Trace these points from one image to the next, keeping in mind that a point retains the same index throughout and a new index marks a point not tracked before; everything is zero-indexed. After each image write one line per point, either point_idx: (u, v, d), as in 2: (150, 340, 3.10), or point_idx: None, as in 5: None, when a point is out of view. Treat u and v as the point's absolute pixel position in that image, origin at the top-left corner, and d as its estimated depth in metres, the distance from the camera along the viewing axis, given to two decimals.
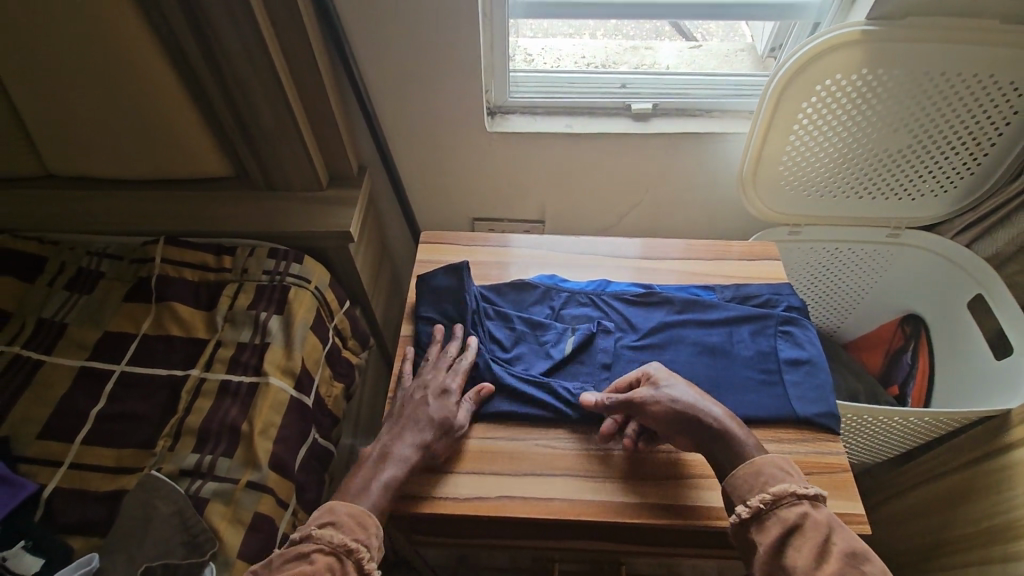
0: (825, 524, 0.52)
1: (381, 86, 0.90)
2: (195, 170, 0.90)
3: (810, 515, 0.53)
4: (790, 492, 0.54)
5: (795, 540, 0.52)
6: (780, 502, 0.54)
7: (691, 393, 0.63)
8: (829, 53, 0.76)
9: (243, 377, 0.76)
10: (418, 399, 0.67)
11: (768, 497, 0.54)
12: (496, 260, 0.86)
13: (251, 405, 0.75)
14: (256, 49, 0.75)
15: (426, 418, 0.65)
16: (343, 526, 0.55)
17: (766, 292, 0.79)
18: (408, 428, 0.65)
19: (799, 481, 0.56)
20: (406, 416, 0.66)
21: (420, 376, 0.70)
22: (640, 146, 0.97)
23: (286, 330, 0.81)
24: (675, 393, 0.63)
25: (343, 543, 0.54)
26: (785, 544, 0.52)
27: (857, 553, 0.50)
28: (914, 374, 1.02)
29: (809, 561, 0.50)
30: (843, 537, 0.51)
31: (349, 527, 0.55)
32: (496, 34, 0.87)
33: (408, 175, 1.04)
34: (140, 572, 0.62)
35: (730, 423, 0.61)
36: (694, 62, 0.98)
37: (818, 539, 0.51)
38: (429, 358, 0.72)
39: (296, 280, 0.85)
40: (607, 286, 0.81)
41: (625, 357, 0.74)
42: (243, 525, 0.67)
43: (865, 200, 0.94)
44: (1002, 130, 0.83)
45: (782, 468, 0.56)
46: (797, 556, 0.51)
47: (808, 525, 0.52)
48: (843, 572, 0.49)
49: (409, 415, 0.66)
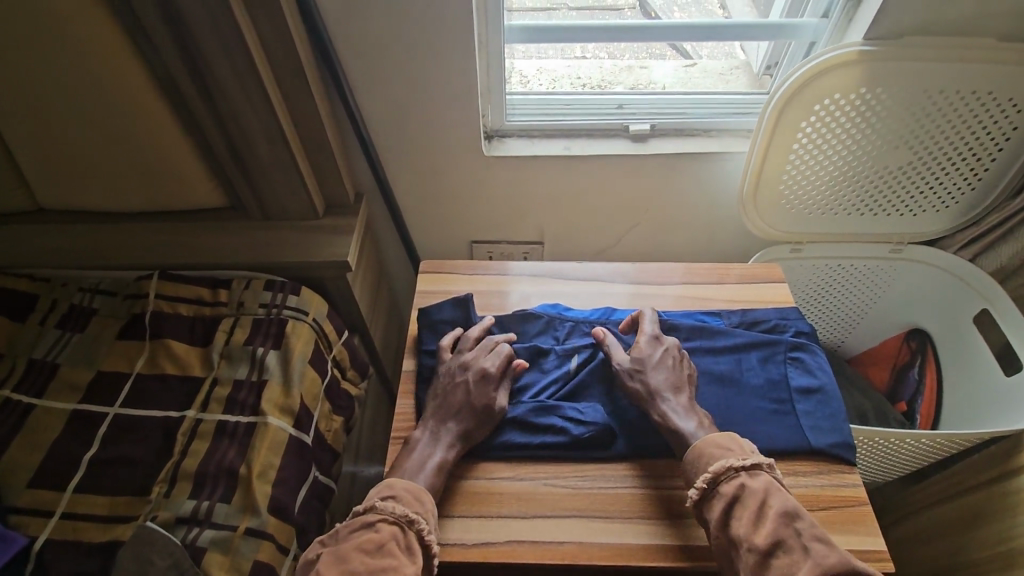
0: (761, 488, 0.55)
1: (376, 113, 0.89)
2: (189, 201, 0.89)
3: (747, 484, 0.55)
4: (727, 467, 0.57)
5: (736, 512, 0.55)
6: (720, 478, 0.57)
7: (668, 377, 0.68)
8: (828, 74, 0.76)
9: (241, 417, 0.75)
10: (460, 383, 0.70)
11: (708, 476, 0.57)
12: (497, 288, 0.85)
13: (249, 446, 0.73)
14: (251, 82, 0.74)
15: (467, 406, 0.68)
16: (402, 499, 0.59)
17: (773, 317, 0.78)
18: (451, 417, 0.68)
19: (739, 454, 0.59)
20: (449, 399, 0.69)
21: (460, 355, 0.72)
22: (639, 167, 0.96)
23: (284, 366, 0.79)
24: (647, 379, 0.68)
25: (405, 514, 0.57)
26: (728, 517, 0.55)
27: (791, 512, 0.53)
28: (921, 391, 1.00)
29: (748, 528, 0.53)
30: (778, 499, 0.54)
31: (407, 500, 0.59)
32: (491, 58, 0.86)
33: (405, 200, 1.03)
34: None
35: (689, 408, 0.66)
36: (689, 80, 0.98)
37: (755, 506, 0.54)
38: (470, 338, 0.75)
39: (293, 313, 0.83)
40: (612, 314, 0.80)
41: None
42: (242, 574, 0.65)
43: (866, 217, 0.93)
44: (1002, 146, 0.82)
45: (721, 445, 0.60)
46: (738, 525, 0.54)
47: (746, 493, 0.55)
48: (779, 532, 0.52)
49: (451, 400, 0.69)
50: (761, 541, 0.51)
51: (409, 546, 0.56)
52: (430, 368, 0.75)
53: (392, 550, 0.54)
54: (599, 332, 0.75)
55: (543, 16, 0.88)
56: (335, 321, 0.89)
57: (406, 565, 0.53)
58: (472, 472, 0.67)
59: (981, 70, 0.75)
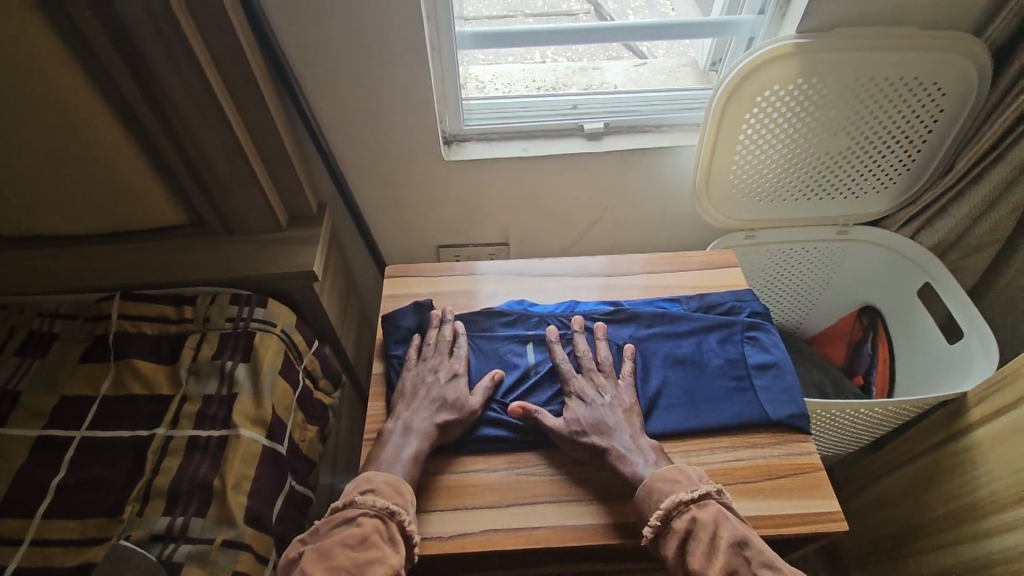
0: (710, 520, 0.57)
1: (334, 124, 0.90)
2: (146, 221, 0.89)
3: (697, 518, 0.57)
4: (676, 503, 0.58)
5: (690, 546, 0.56)
6: (671, 515, 0.58)
7: (606, 424, 0.67)
8: (767, 66, 0.80)
9: (212, 432, 0.74)
10: (427, 382, 0.72)
11: (660, 514, 0.58)
12: (463, 288, 0.86)
13: (222, 459, 0.73)
14: (206, 98, 0.74)
15: (440, 400, 0.70)
16: (382, 492, 0.60)
17: (729, 300, 0.82)
18: (422, 407, 0.70)
19: (686, 485, 0.60)
20: (420, 396, 0.71)
21: (426, 361, 0.75)
22: (596, 165, 0.99)
23: (254, 378, 0.79)
24: (592, 432, 0.67)
25: (386, 507, 0.59)
26: (683, 551, 0.57)
27: (740, 541, 0.55)
28: (875, 364, 1.06)
29: (702, 564, 0.55)
30: (728, 529, 0.56)
31: (387, 493, 0.60)
32: (445, 66, 0.88)
33: (369, 207, 1.04)
34: None
35: (637, 445, 0.66)
36: (640, 78, 1.01)
37: (707, 540, 0.56)
38: (429, 341, 0.77)
39: (261, 325, 0.84)
40: (577, 306, 0.82)
41: None
42: None
43: (812, 202, 0.98)
44: (931, 128, 0.88)
45: (669, 480, 0.60)
46: (693, 560, 0.56)
47: (697, 528, 0.57)
48: (729, 564, 0.54)
49: (421, 395, 0.71)
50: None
51: (391, 537, 0.58)
52: (396, 370, 0.76)
53: (375, 543, 0.56)
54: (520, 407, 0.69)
55: (498, 22, 0.91)
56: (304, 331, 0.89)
57: (390, 556, 0.56)
58: (453, 467, 0.68)
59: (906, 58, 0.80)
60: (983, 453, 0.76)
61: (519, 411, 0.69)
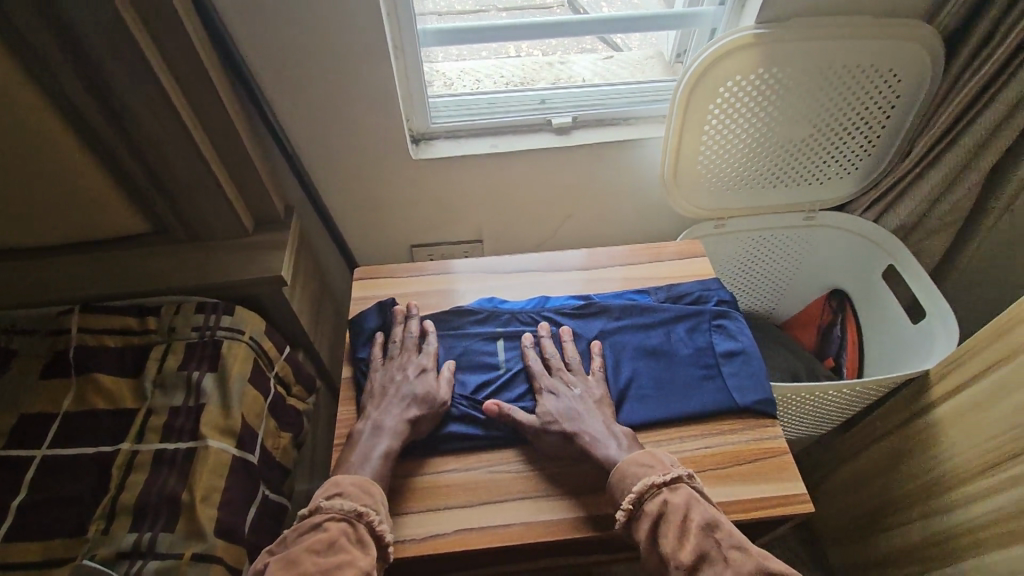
0: (681, 503, 0.57)
1: (298, 126, 0.89)
2: (107, 231, 0.86)
3: (669, 500, 0.58)
4: (649, 485, 0.59)
5: (662, 529, 0.57)
6: (643, 497, 0.59)
7: (578, 415, 0.68)
8: (727, 57, 0.81)
9: (179, 444, 0.73)
10: (396, 379, 0.72)
11: (633, 496, 0.59)
12: (434, 288, 0.85)
13: (191, 472, 0.72)
14: (162, 104, 0.72)
15: (410, 396, 0.69)
16: (350, 494, 0.60)
17: (697, 289, 0.83)
18: (393, 405, 0.69)
19: (659, 469, 0.60)
20: (389, 394, 0.70)
21: (393, 360, 0.75)
22: (567, 160, 0.99)
23: (223, 388, 0.78)
24: (563, 420, 0.67)
25: (354, 509, 0.58)
26: (655, 534, 0.57)
27: (711, 523, 0.55)
28: (845, 347, 1.08)
29: (673, 545, 0.55)
30: (699, 512, 0.57)
31: (356, 495, 0.60)
32: (409, 63, 0.87)
33: (338, 209, 1.03)
34: None
35: (610, 431, 0.66)
36: (607, 71, 1.02)
37: (678, 522, 0.56)
38: (395, 339, 0.77)
39: (228, 334, 0.83)
40: (547, 302, 0.82)
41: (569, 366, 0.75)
42: None
43: (778, 189, 0.99)
44: (890, 113, 0.90)
45: (643, 464, 0.61)
46: (665, 542, 0.56)
47: (669, 510, 0.57)
48: (700, 546, 0.54)
49: (391, 393, 0.70)
50: (686, 557, 0.54)
51: (360, 539, 0.57)
52: (364, 373, 0.75)
53: (344, 546, 0.55)
54: (493, 407, 0.69)
55: (471, 17, 0.90)
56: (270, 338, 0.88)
57: (360, 558, 0.55)
58: (424, 469, 0.68)
59: (863, 45, 0.81)
60: (945, 429, 0.79)
61: (495, 409, 0.69)
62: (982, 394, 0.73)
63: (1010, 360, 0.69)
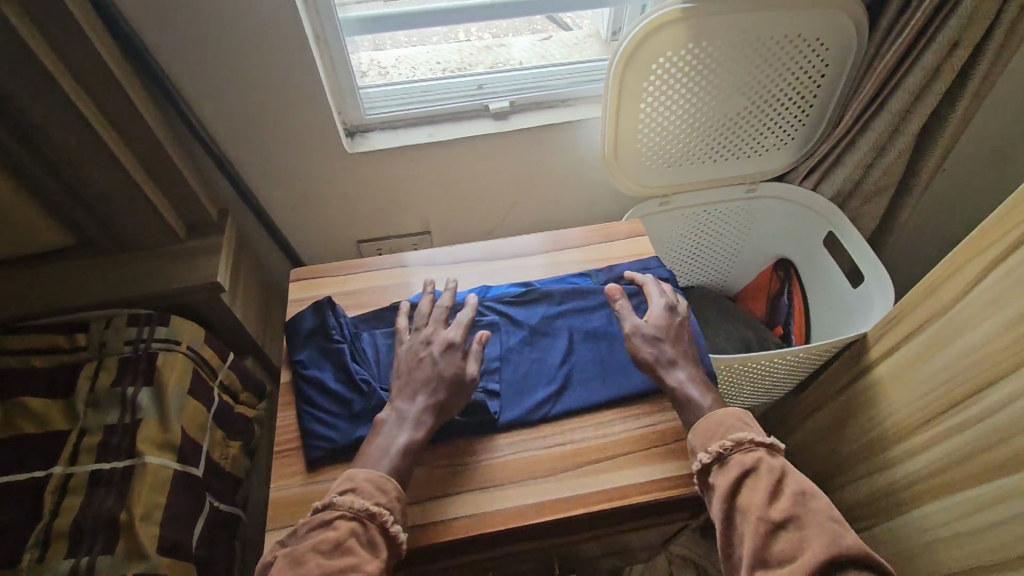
0: (779, 467, 0.61)
1: (223, 125, 0.86)
2: (31, 248, 0.84)
3: (764, 459, 0.62)
4: (749, 440, 0.64)
5: (751, 482, 0.61)
6: (741, 446, 0.63)
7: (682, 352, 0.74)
8: (657, 32, 0.80)
9: (116, 464, 0.75)
10: (426, 356, 0.73)
11: (730, 442, 0.64)
12: (370, 285, 0.89)
13: (129, 488, 0.74)
14: (67, 118, 0.71)
15: (436, 374, 0.71)
16: (364, 492, 0.62)
17: (637, 269, 0.86)
18: (421, 387, 0.71)
19: (759, 431, 0.65)
20: (415, 373, 0.72)
21: (420, 332, 0.76)
22: (508, 145, 0.98)
23: (160, 403, 0.80)
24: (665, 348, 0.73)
25: (364, 509, 0.61)
26: (742, 484, 0.61)
27: (805, 492, 0.59)
28: (792, 316, 1.11)
29: (764, 498, 0.59)
30: (794, 479, 0.60)
31: (368, 492, 0.62)
32: (334, 54, 0.85)
33: (279, 208, 1.00)
34: None
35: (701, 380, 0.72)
36: (545, 52, 1.01)
37: (773, 481, 0.60)
38: (423, 312, 0.78)
39: (164, 345, 0.84)
40: (489, 290, 0.86)
41: (515, 352, 0.80)
42: None
43: (722, 160, 1.00)
44: (819, 81, 0.91)
45: (740, 421, 0.66)
46: (753, 493, 0.60)
47: (763, 467, 0.61)
48: (789, 506, 0.58)
49: (421, 373, 0.71)
50: (776, 514, 0.57)
51: (368, 540, 0.60)
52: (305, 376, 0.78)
53: (351, 548, 0.58)
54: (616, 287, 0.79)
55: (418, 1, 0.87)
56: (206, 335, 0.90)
57: (366, 561, 0.58)
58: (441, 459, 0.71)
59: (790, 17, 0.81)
60: (881, 388, 0.83)
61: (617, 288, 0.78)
62: (911, 353, 0.77)
63: (937, 318, 0.72)
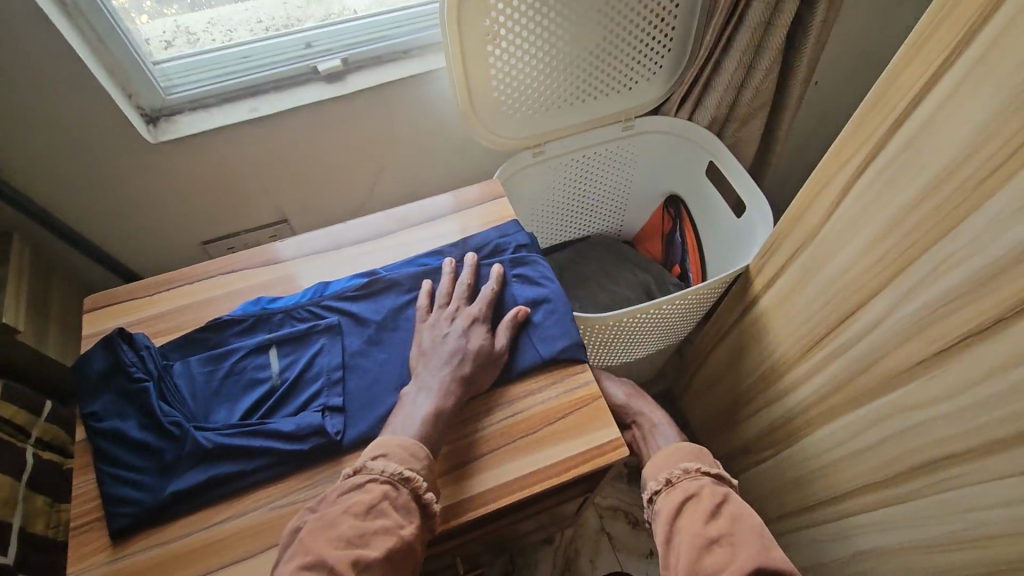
0: (723, 493, 0.86)
1: None
2: None
3: (714, 490, 0.86)
4: (696, 467, 0.90)
5: (695, 501, 0.85)
6: (686, 472, 0.90)
7: None
8: None
9: (456, 342, 0.94)
10: (638, 411, 1.09)
11: (678, 469, 0.91)
12: (441, 268, 1.05)
13: (448, 358, 0.92)
14: None
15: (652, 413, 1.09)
16: (404, 455, 0.81)
17: None
18: (648, 423, 1.07)
19: (710, 462, 0.92)
20: (644, 415, 1.08)
21: (626, 399, 1.11)
22: None
23: (488, 297, 1.01)
24: None
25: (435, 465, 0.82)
26: (687, 502, 0.86)
27: (742, 512, 0.83)
28: None
29: (699, 508, 0.84)
30: (736, 504, 0.84)
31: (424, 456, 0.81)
32: None
33: None
34: (351, 481, 0.80)
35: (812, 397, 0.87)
36: None
37: (713, 503, 0.84)
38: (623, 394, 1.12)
39: (391, 294, 1.03)
40: (543, 290, 1.03)
41: (553, 320, 1.00)
42: (418, 457, 0.81)
43: (835, 161, 0.99)
44: None
45: (696, 451, 0.93)
46: (697, 508, 0.84)
47: (709, 492, 0.86)
48: (723, 520, 0.82)
49: (642, 414, 1.08)
50: (715, 527, 0.81)
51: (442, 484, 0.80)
52: (486, 303, 1.00)
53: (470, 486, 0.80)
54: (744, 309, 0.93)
55: None
56: (444, 261, 1.07)
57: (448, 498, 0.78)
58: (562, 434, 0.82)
59: (913, 48, 0.81)
60: (973, 400, 0.84)
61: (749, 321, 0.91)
62: (1002, 386, 0.79)
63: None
